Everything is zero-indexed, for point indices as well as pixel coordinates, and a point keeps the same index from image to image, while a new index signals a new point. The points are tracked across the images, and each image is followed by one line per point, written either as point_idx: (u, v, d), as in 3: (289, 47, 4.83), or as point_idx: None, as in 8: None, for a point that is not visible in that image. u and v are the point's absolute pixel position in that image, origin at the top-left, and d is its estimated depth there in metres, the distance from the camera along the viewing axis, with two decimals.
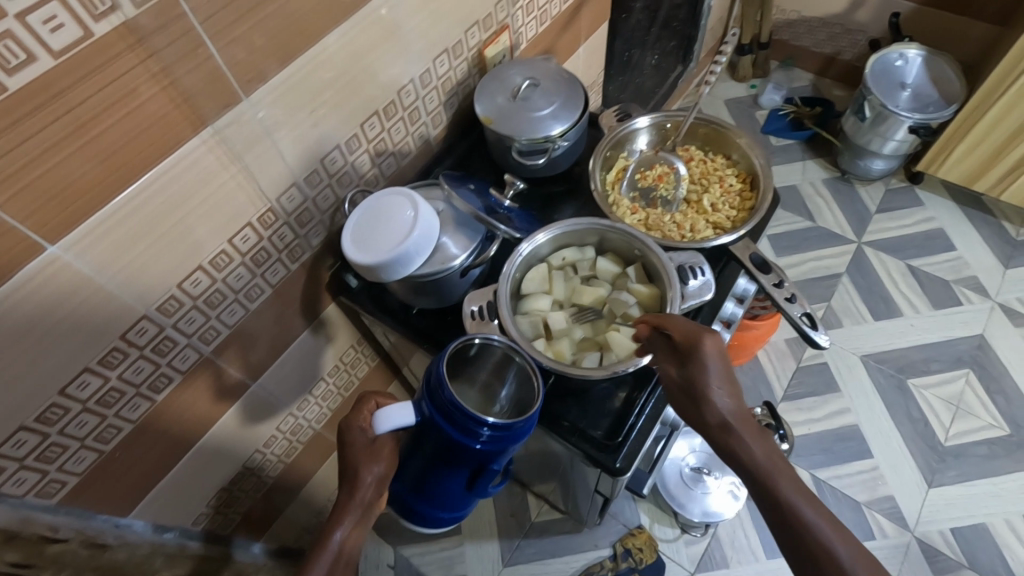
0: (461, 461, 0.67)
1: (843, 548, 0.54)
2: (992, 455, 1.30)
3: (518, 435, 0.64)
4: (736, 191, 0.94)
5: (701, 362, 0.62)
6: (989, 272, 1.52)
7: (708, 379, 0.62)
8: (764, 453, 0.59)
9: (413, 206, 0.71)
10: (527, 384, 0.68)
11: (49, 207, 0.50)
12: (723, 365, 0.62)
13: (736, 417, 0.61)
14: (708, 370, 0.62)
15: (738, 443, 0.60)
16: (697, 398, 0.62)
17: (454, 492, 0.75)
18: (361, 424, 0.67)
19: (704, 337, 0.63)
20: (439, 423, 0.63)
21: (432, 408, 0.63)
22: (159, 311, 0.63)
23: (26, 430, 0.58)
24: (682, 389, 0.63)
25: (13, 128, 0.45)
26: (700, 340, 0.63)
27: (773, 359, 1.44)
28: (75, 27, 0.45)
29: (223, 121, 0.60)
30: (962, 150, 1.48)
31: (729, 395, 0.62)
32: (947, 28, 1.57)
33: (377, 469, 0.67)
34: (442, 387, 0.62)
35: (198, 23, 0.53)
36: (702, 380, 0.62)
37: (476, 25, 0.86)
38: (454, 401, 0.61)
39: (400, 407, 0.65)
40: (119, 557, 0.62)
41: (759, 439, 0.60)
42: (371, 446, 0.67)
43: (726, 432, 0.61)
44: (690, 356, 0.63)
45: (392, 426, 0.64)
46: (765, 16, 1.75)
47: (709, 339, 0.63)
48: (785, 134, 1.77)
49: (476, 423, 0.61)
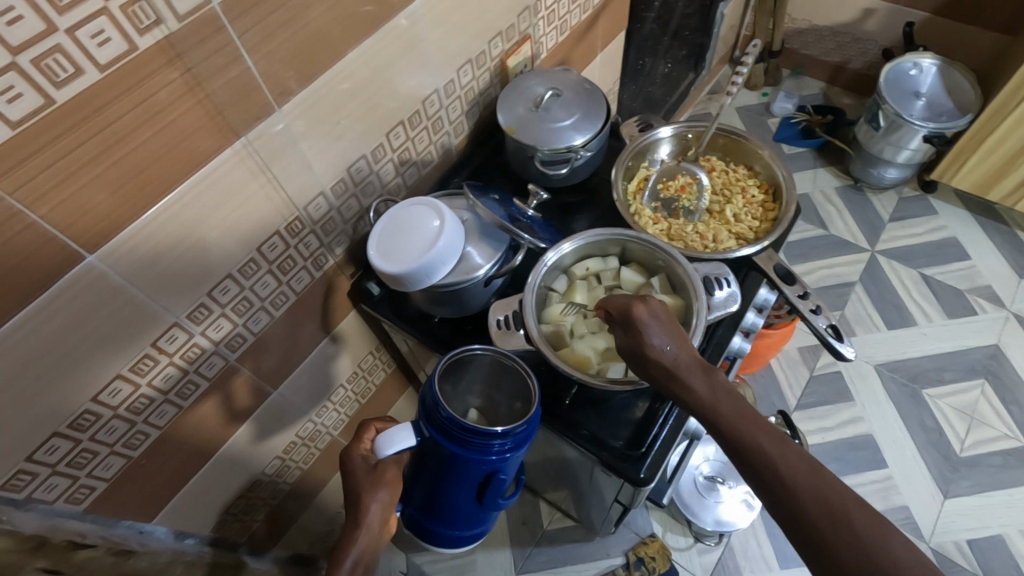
0: (469, 476, 0.67)
1: (790, 462, 0.51)
2: (1006, 465, 1.29)
3: (521, 440, 0.64)
4: (758, 202, 0.94)
5: (636, 319, 0.63)
6: (1002, 282, 1.52)
7: (645, 332, 0.62)
8: (708, 393, 0.58)
9: (438, 216, 0.71)
10: (523, 393, 0.69)
11: (89, 216, 0.50)
12: (659, 323, 0.63)
13: (681, 363, 0.60)
14: (646, 324, 0.62)
15: (682, 388, 0.59)
16: (642, 359, 0.62)
17: (465, 508, 0.74)
18: (363, 451, 0.68)
19: (635, 302, 0.64)
20: (441, 442, 0.63)
21: (432, 427, 0.63)
22: (189, 319, 0.64)
23: (59, 437, 0.58)
24: (628, 352, 0.64)
25: (57, 141, 0.45)
26: (632, 302, 0.64)
27: (786, 368, 1.44)
28: (120, 41, 0.46)
29: (254, 132, 0.60)
30: (976, 160, 1.48)
31: (668, 347, 0.62)
32: (961, 37, 1.57)
33: (380, 495, 0.66)
34: (437, 405, 0.62)
35: (235, 36, 0.53)
36: (639, 334, 0.62)
37: (498, 35, 0.87)
38: (451, 419, 0.61)
39: (401, 430, 0.65)
40: (144, 564, 0.62)
41: (704, 378, 0.59)
42: (372, 472, 0.67)
43: (672, 380, 0.60)
44: (627, 320, 0.64)
45: (395, 449, 0.64)
46: (777, 25, 1.76)
47: (640, 301, 0.64)
48: (796, 142, 1.78)
49: (477, 435, 0.61)
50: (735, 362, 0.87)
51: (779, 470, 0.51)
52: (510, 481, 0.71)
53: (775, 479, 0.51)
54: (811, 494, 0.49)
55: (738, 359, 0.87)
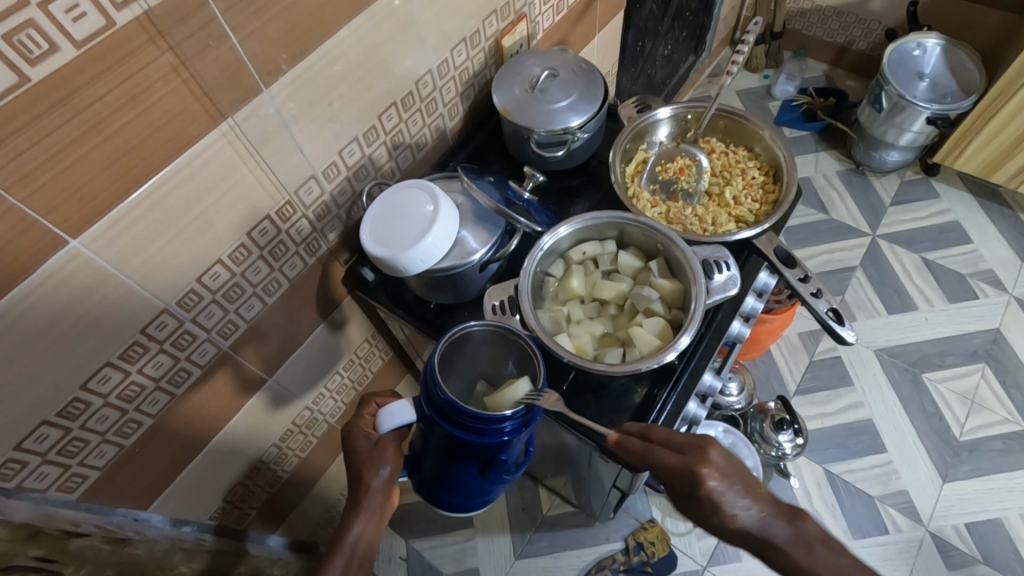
0: (474, 456, 0.66)
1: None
2: (1007, 450, 1.29)
3: (525, 422, 0.62)
4: (758, 183, 0.93)
5: (714, 491, 0.49)
6: (1005, 265, 1.50)
7: (726, 507, 0.49)
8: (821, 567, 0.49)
9: (432, 200, 0.70)
10: (528, 367, 0.68)
11: (72, 201, 0.49)
12: (731, 482, 0.50)
13: (765, 527, 0.49)
14: (720, 496, 0.49)
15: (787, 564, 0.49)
16: (715, 529, 0.50)
17: (470, 489, 0.73)
18: (365, 429, 0.67)
19: (698, 465, 0.50)
20: (441, 423, 0.62)
21: (432, 409, 0.62)
22: (180, 306, 0.63)
23: (48, 425, 0.57)
24: (694, 522, 0.52)
25: (34, 121, 0.44)
26: (696, 470, 0.49)
27: (785, 353, 1.43)
28: (97, 17, 0.44)
29: (242, 114, 0.59)
30: (980, 142, 1.46)
31: (754, 512, 0.50)
32: (966, 17, 1.54)
33: (384, 471, 0.65)
34: (436, 386, 0.61)
35: (218, 13, 0.52)
36: (716, 511, 0.49)
37: (493, 15, 0.85)
38: (450, 401, 0.60)
39: (401, 406, 0.64)
40: (139, 552, 0.62)
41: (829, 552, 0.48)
42: (373, 450, 0.66)
43: (778, 557, 0.49)
44: (697, 490, 0.50)
45: (395, 424, 0.64)
46: (779, 5, 1.73)
47: (709, 461, 0.50)
48: (798, 125, 1.75)
49: (478, 420, 0.60)
50: (734, 346, 0.86)
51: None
52: (516, 459, 0.70)
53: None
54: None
55: (737, 344, 0.86)
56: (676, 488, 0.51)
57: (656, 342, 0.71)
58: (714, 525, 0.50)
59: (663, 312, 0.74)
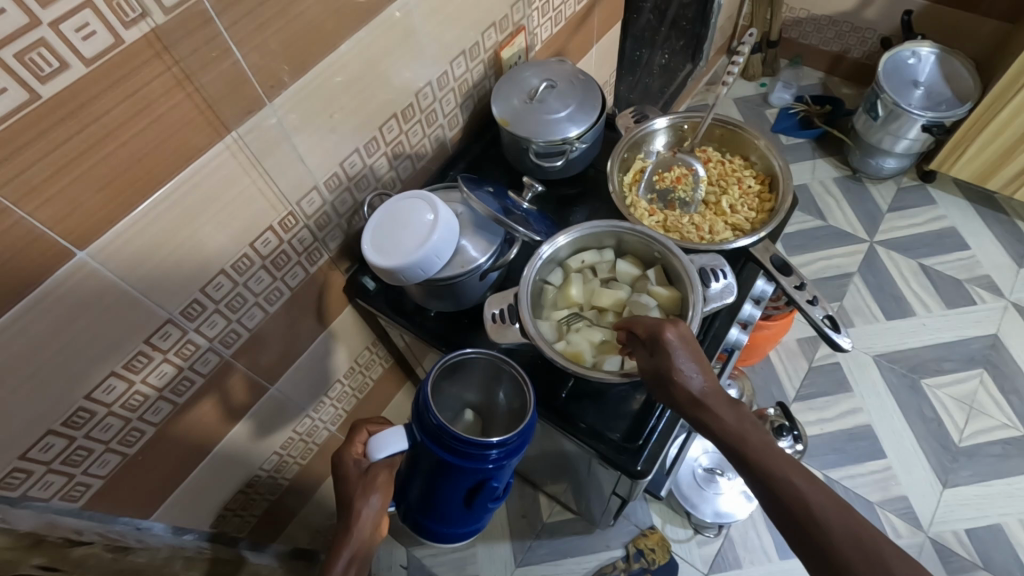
0: (462, 482, 0.67)
1: (821, 503, 0.51)
2: (1006, 454, 1.29)
3: (514, 449, 0.64)
4: (754, 192, 0.94)
5: (667, 344, 0.62)
6: (1002, 271, 1.51)
7: (674, 357, 0.61)
8: (735, 420, 0.58)
9: (432, 209, 0.71)
10: (520, 394, 0.69)
11: (79, 213, 0.50)
12: (687, 347, 0.62)
13: (709, 394, 0.59)
14: (674, 348, 0.61)
15: (709, 415, 0.59)
16: (667, 385, 0.61)
17: (454, 509, 0.73)
18: (355, 455, 0.68)
19: (665, 326, 0.63)
20: (431, 448, 0.63)
21: (423, 433, 0.63)
22: (183, 316, 0.64)
23: (53, 434, 0.58)
24: (654, 375, 0.63)
25: (43, 136, 0.45)
26: (661, 327, 0.63)
27: (784, 359, 1.44)
28: (105, 34, 0.45)
29: (245, 126, 0.60)
30: (975, 149, 1.48)
31: (701, 377, 0.60)
32: (959, 25, 1.56)
33: (372, 500, 0.66)
34: (428, 411, 0.62)
35: (223, 29, 0.53)
36: (668, 361, 0.61)
37: (492, 27, 0.86)
38: (442, 426, 0.61)
39: (394, 432, 0.65)
40: (142, 560, 0.62)
41: (729, 407, 0.59)
42: (363, 476, 0.66)
43: (698, 406, 0.59)
44: (656, 344, 0.63)
45: (387, 452, 0.64)
46: (774, 14, 1.75)
47: (673, 326, 0.63)
48: (795, 133, 1.77)
49: (470, 445, 0.61)
50: (733, 353, 0.85)
51: (843, 546, 0.49)
52: (502, 486, 0.71)
53: (805, 513, 0.51)
54: (845, 538, 0.49)
55: (735, 351, 0.86)
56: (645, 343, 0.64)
57: None
58: (666, 376, 0.61)
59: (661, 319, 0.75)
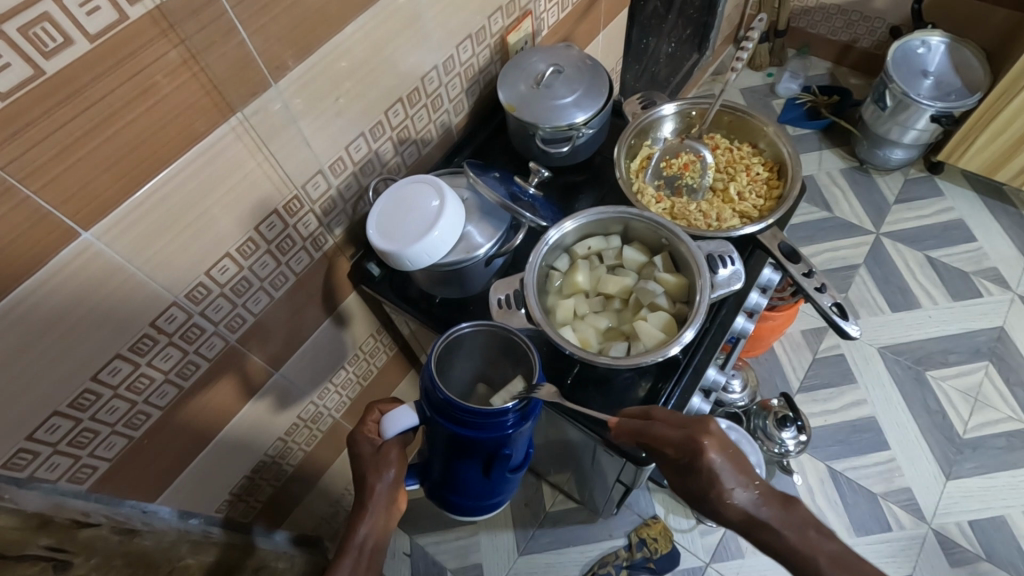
0: (480, 452, 0.66)
1: None
2: (1010, 447, 1.29)
3: (526, 412, 0.63)
4: (762, 179, 0.93)
5: (704, 471, 0.52)
6: (1010, 263, 1.50)
7: (718, 482, 0.52)
8: (801, 539, 0.50)
9: (438, 195, 0.70)
10: (524, 360, 0.68)
11: (83, 193, 0.50)
12: (730, 460, 0.53)
13: (764, 513, 0.51)
14: (718, 470, 0.52)
15: (774, 539, 0.51)
16: (714, 506, 0.53)
17: (477, 484, 0.72)
18: (369, 433, 0.68)
19: (701, 436, 0.53)
20: (444, 423, 0.62)
21: (433, 409, 0.63)
22: (188, 299, 0.63)
23: (59, 416, 0.58)
24: (690, 496, 0.55)
25: (48, 114, 0.45)
26: (698, 439, 0.53)
27: (789, 350, 1.44)
28: (109, 11, 0.45)
29: (250, 108, 0.59)
30: (985, 140, 1.46)
31: (749, 489, 0.52)
32: (971, 14, 1.54)
33: (387, 475, 0.66)
34: (434, 388, 0.61)
35: (228, 8, 0.52)
36: (712, 480, 0.52)
37: (498, 11, 0.85)
38: (450, 400, 0.60)
39: (404, 412, 0.65)
40: (147, 543, 0.62)
41: (802, 531, 0.50)
42: (377, 454, 0.66)
43: (763, 532, 0.51)
44: (694, 460, 0.53)
45: (399, 429, 0.64)
46: (783, 3, 1.73)
47: (708, 438, 0.53)
48: (801, 124, 1.75)
49: (480, 416, 0.60)
50: (737, 343, 0.86)
51: None
52: (521, 452, 0.70)
53: None
54: None
55: (740, 340, 0.86)
56: (677, 459, 0.55)
57: (661, 335, 0.71)
58: (710, 498, 0.53)
59: (667, 306, 0.74)
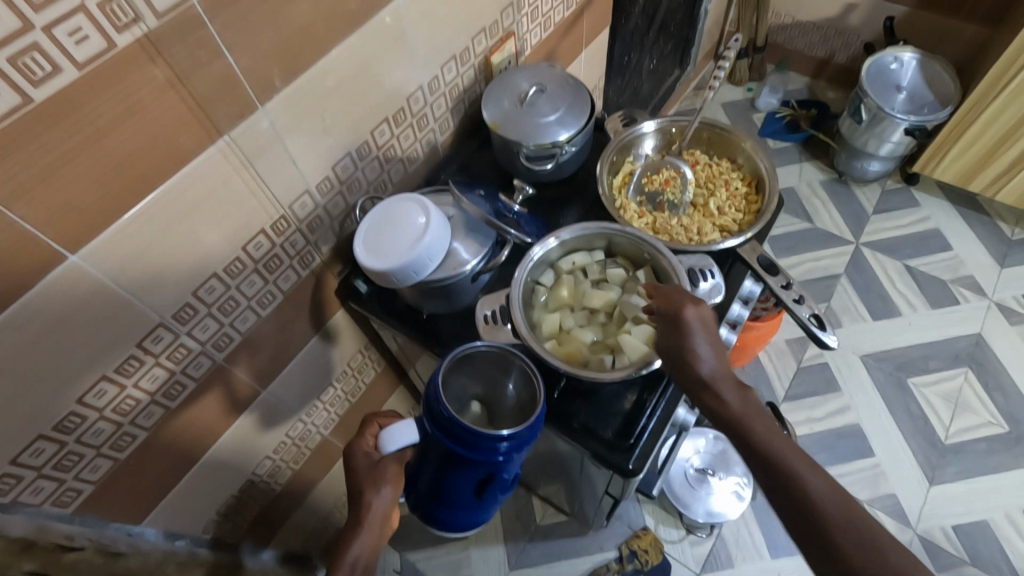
0: (472, 472, 0.67)
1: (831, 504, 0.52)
2: (990, 451, 1.31)
3: (525, 441, 0.64)
4: (741, 194, 0.95)
5: (681, 326, 0.64)
6: (985, 271, 1.54)
7: (688, 338, 0.63)
8: (742, 406, 0.59)
9: (425, 213, 0.71)
10: (528, 384, 0.69)
11: (70, 216, 0.50)
12: (703, 326, 0.64)
13: (719, 373, 0.61)
14: (693, 325, 0.64)
15: (713, 397, 0.60)
16: (679, 358, 0.64)
17: (465, 500, 0.73)
18: (366, 448, 0.69)
19: (687, 303, 0.66)
20: (442, 439, 0.63)
21: (433, 424, 0.63)
22: (175, 319, 0.64)
23: (44, 439, 0.58)
24: (667, 352, 0.65)
25: (36, 139, 0.45)
26: (683, 303, 0.66)
27: (773, 359, 1.46)
28: (98, 39, 0.46)
29: (237, 129, 0.60)
30: (958, 151, 1.50)
31: (711, 352, 0.63)
32: (941, 30, 1.59)
33: (384, 492, 0.66)
34: (439, 403, 0.62)
35: (216, 33, 0.53)
36: (682, 338, 0.64)
37: (482, 32, 0.87)
38: (453, 418, 0.61)
39: (405, 426, 0.65)
40: (133, 565, 0.62)
41: (737, 392, 0.60)
42: (374, 468, 0.67)
43: (707, 388, 0.61)
44: (674, 320, 0.65)
45: (399, 444, 0.64)
46: (760, 20, 1.78)
47: (692, 305, 0.66)
48: (781, 137, 1.79)
49: (481, 438, 0.61)
50: None
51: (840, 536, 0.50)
52: (513, 475, 0.71)
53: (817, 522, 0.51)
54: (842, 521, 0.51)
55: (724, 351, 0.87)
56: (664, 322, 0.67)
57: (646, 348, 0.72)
58: (677, 350, 0.64)
59: None
